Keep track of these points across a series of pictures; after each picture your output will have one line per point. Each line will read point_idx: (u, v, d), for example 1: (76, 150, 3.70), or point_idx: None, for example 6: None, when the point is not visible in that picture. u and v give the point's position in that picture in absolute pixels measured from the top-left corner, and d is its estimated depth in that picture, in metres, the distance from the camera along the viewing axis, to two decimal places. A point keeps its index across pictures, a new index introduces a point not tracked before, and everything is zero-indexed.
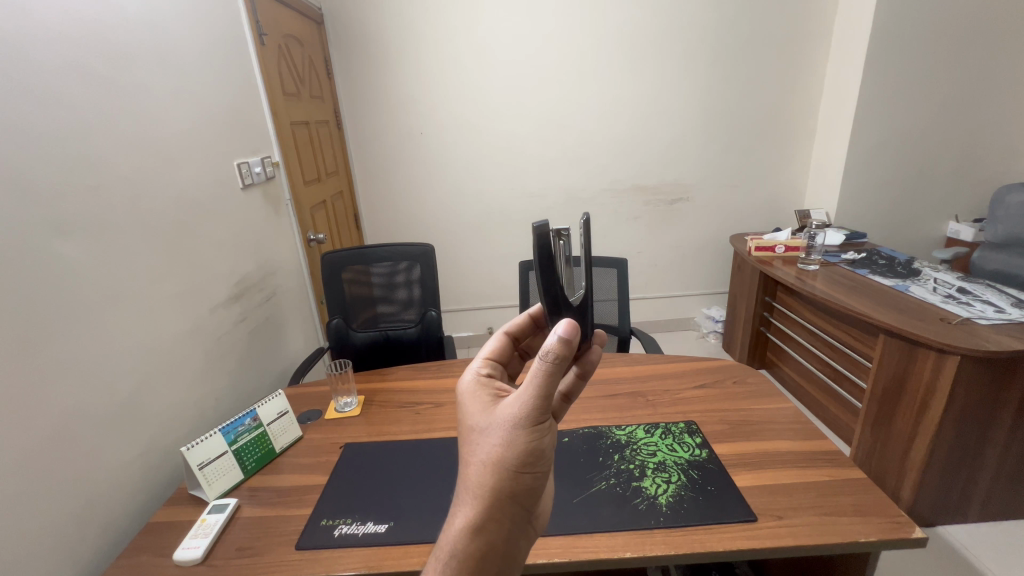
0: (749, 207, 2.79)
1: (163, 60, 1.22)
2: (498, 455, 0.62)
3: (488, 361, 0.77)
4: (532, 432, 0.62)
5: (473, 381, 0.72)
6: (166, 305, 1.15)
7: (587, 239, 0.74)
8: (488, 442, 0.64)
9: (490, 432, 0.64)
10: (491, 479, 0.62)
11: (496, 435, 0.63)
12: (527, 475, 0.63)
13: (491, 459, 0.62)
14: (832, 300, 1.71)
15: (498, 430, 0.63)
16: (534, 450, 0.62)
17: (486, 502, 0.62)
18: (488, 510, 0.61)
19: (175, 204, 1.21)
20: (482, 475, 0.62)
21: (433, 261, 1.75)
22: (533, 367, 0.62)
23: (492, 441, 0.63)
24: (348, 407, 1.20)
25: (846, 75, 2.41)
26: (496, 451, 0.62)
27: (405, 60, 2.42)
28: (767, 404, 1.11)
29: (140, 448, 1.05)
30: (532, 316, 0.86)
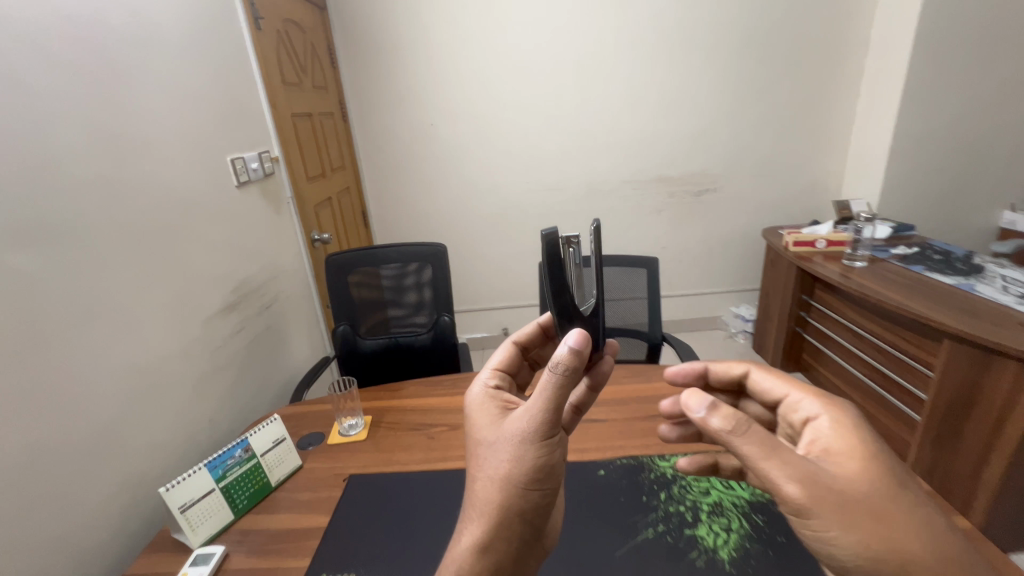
0: (782, 197, 2.60)
1: (144, 46, 1.09)
2: (506, 471, 0.58)
3: (495, 373, 0.74)
4: (541, 447, 0.59)
5: (481, 394, 0.69)
6: (152, 319, 1.03)
7: (597, 244, 0.68)
8: (495, 457, 0.60)
9: (498, 446, 0.60)
10: (499, 497, 0.58)
11: (503, 450, 0.59)
12: (538, 492, 0.59)
13: (498, 476, 0.58)
14: (888, 300, 1.54)
15: (505, 444, 0.60)
16: (545, 466, 0.58)
17: (494, 521, 0.57)
18: (496, 530, 0.57)
19: (161, 206, 1.09)
20: (488, 492, 0.58)
21: (445, 261, 1.61)
22: (542, 379, 0.59)
23: (500, 455, 0.59)
24: (354, 430, 1.08)
25: (892, 52, 2.20)
26: (504, 466, 0.59)
27: (413, 46, 2.27)
28: None
29: (118, 483, 0.93)
30: (542, 326, 0.83)
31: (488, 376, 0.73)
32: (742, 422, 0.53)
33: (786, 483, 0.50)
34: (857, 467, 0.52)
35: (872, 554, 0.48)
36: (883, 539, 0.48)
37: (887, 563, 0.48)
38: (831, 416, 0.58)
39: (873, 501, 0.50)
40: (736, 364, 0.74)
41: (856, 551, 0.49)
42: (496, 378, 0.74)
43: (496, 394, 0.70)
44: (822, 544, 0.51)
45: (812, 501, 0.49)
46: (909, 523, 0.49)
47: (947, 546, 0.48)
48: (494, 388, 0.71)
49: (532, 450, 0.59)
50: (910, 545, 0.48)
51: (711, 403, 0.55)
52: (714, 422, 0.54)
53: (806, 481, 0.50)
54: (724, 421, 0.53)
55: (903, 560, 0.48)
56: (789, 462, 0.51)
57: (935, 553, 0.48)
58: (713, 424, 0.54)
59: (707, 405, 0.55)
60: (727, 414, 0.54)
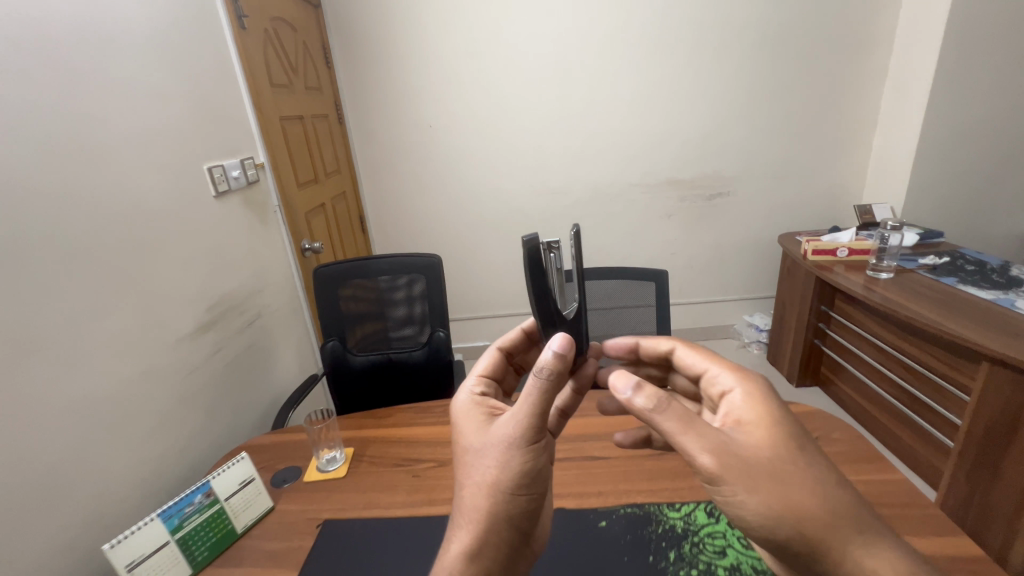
0: (799, 202, 2.47)
1: (111, 47, 1.01)
2: (494, 476, 0.60)
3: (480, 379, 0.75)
4: (527, 450, 0.61)
5: (468, 401, 0.70)
6: (113, 344, 0.95)
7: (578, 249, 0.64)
8: (483, 463, 0.61)
9: (485, 452, 0.62)
10: (488, 502, 0.60)
11: (491, 456, 0.61)
12: (525, 497, 0.61)
13: (486, 481, 0.60)
14: (916, 317, 1.42)
15: (493, 450, 0.61)
16: (531, 470, 0.61)
17: (484, 526, 0.59)
18: (486, 535, 0.59)
19: (127, 221, 1.01)
20: (477, 498, 0.60)
21: (440, 273, 1.52)
22: (527, 384, 0.61)
23: (487, 461, 0.61)
24: (333, 465, 0.99)
25: (918, 47, 2.07)
26: (492, 471, 0.60)
27: (411, 45, 2.18)
28: (868, 476, 0.85)
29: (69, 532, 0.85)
30: (525, 331, 0.83)
31: (474, 383, 0.74)
32: (663, 400, 0.58)
33: (700, 454, 0.55)
34: (762, 435, 0.58)
35: (772, 512, 0.53)
36: (783, 500, 0.53)
37: (786, 521, 0.53)
38: (743, 390, 0.63)
39: (775, 466, 0.55)
40: (663, 343, 0.78)
41: (762, 513, 0.54)
42: (481, 385, 0.75)
43: (482, 400, 0.71)
44: (734, 509, 0.55)
45: (724, 469, 0.54)
46: (803, 480, 0.55)
47: (837, 503, 0.54)
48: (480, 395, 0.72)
49: (518, 454, 0.61)
50: (806, 505, 0.53)
51: (636, 384, 0.59)
52: (639, 402, 0.58)
53: (717, 450, 0.55)
54: (647, 400, 0.58)
55: (800, 516, 0.53)
56: (704, 434, 0.56)
57: (824, 504, 0.54)
58: (638, 403, 0.58)
59: (632, 385, 0.59)
60: (651, 393, 0.58)
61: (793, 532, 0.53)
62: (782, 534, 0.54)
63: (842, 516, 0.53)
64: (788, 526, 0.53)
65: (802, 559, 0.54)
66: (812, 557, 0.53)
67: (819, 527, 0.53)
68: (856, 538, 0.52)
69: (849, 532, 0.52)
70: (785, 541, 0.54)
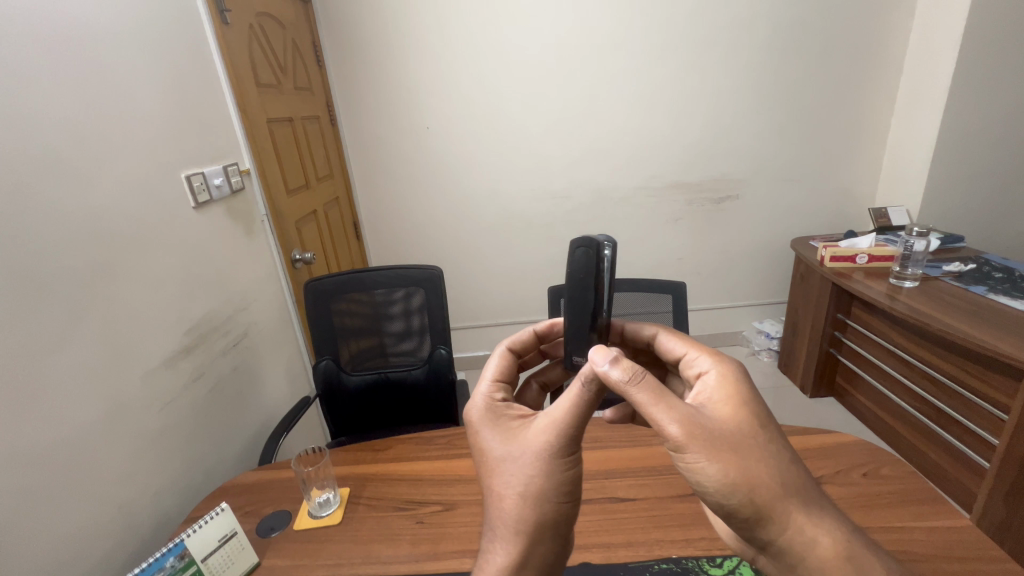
0: (810, 205, 2.39)
1: (72, 43, 0.89)
2: (536, 487, 0.54)
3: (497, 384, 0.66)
4: (571, 459, 0.56)
5: (489, 407, 0.62)
6: (73, 380, 0.85)
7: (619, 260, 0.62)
8: (523, 475, 0.55)
9: (523, 462, 0.55)
10: (531, 513, 0.54)
11: (531, 466, 0.55)
12: (569, 506, 0.56)
13: (526, 493, 0.54)
14: (948, 330, 1.33)
15: (533, 460, 0.55)
16: (575, 479, 0.56)
17: (528, 536, 0.54)
18: (533, 546, 0.54)
19: (91, 239, 0.90)
20: (518, 510, 0.54)
21: (441, 286, 1.41)
22: (569, 390, 0.56)
23: (527, 472, 0.55)
24: (326, 508, 0.88)
25: (936, 44, 1.98)
26: (535, 482, 0.54)
27: (405, 43, 2.07)
28: (929, 522, 0.76)
29: None
30: (537, 333, 0.74)
31: (492, 389, 0.65)
32: (639, 372, 0.52)
33: (666, 423, 0.50)
34: (734, 410, 0.53)
35: (733, 483, 0.49)
36: (743, 473, 0.49)
37: (743, 494, 0.49)
38: (720, 371, 0.57)
39: (741, 439, 0.51)
40: (647, 326, 0.72)
41: (720, 485, 0.49)
42: (500, 391, 0.65)
43: (504, 406, 0.63)
44: (693, 479, 0.51)
45: (689, 439, 0.50)
46: (767, 454, 0.50)
47: (795, 481, 0.49)
48: (501, 400, 0.64)
49: (561, 463, 0.55)
50: (766, 480, 0.49)
51: (614, 357, 0.53)
52: (615, 374, 0.52)
53: (685, 421, 0.50)
54: (623, 371, 0.51)
55: (758, 491, 0.49)
56: (674, 406, 0.51)
57: (787, 481, 0.49)
58: (614, 374, 0.52)
59: (612, 358, 0.53)
60: (628, 365, 0.52)
61: (746, 505, 0.49)
62: (735, 506, 0.50)
63: (799, 493, 0.49)
64: (743, 499, 0.49)
65: (750, 530, 0.51)
66: (759, 528, 0.50)
67: (774, 501, 0.48)
68: (806, 514, 0.48)
69: (801, 506, 0.49)
70: (737, 512, 0.50)
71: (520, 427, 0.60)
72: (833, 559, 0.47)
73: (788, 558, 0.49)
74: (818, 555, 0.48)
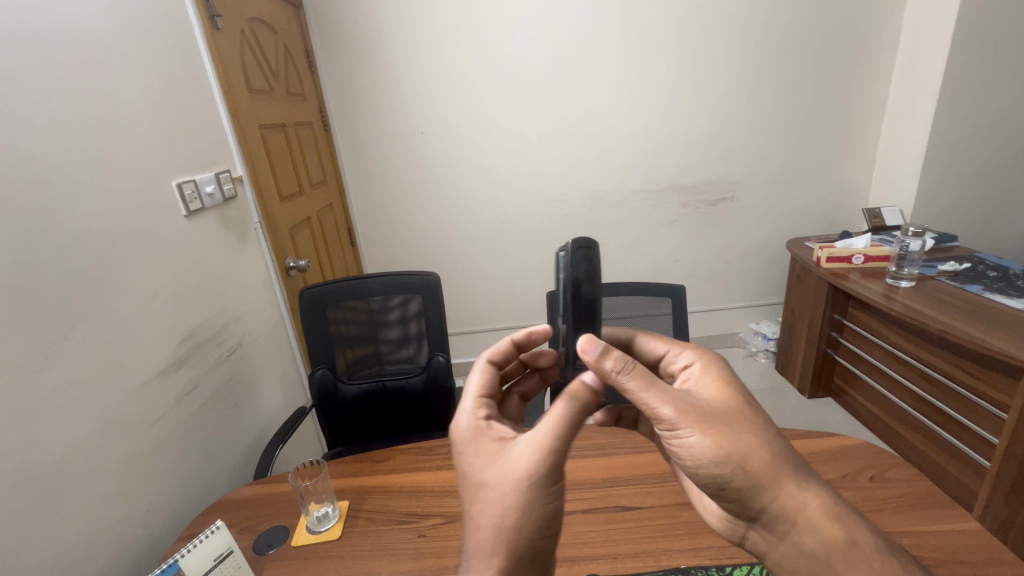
0: (804, 207, 2.41)
1: (59, 49, 0.87)
2: (514, 519, 0.52)
3: (481, 400, 0.63)
4: (552, 490, 0.53)
5: (470, 428, 0.59)
6: (63, 396, 0.82)
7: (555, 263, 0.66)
8: (501, 505, 0.53)
9: (503, 491, 0.53)
10: (507, 546, 0.52)
11: (510, 496, 0.52)
12: (546, 538, 0.54)
13: (504, 523, 0.52)
14: (947, 330, 1.33)
15: (513, 490, 0.52)
16: (554, 511, 0.54)
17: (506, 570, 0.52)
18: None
19: (78, 250, 0.87)
20: (495, 540, 0.52)
21: (439, 292, 1.39)
22: (552, 415, 0.55)
23: (506, 502, 0.52)
24: (325, 523, 0.86)
25: (926, 46, 2.00)
26: (515, 511, 0.52)
27: (398, 47, 2.06)
28: (938, 525, 0.75)
29: None
30: (516, 343, 0.71)
31: (476, 406, 0.61)
32: (630, 362, 0.56)
33: (661, 405, 0.55)
34: (718, 391, 0.58)
35: (726, 457, 0.53)
36: (735, 444, 0.53)
37: (736, 465, 0.53)
38: (702, 360, 0.63)
39: (730, 415, 0.56)
40: (621, 332, 0.72)
41: (715, 457, 0.54)
42: (484, 409, 0.62)
43: (487, 426, 0.59)
44: (688, 457, 0.55)
45: (683, 417, 0.55)
46: (754, 428, 0.55)
47: (780, 448, 0.55)
48: (484, 418, 0.60)
49: (540, 494, 0.53)
50: (754, 448, 0.54)
51: (605, 347, 0.58)
52: (607, 364, 0.57)
53: (677, 401, 0.55)
54: (615, 362, 0.56)
55: (749, 459, 0.53)
56: (665, 390, 0.56)
57: (773, 451, 0.54)
58: (607, 366, 0.57)
59: (599, 348, 0.57)
60: (618, 355, 0.57)
61: (739, 474, 0.54)
62: (730, 477, 0.54)
63: (787, 462, 0.54)
64: (736, 468, 0.53)
65: (744, 500, 0.55)
66: (755, 497, 0.54)
67: (764, 468, 0.53)
68: (795, 480, 0.54)
69: (789, 474, 0.54)
70: (731, 483, 0.54)
71: (501, 450, 0.56)
72: (819, 515, 0.53)
73: (779, 522, 0.55)
74: (807, 514, 0.53)
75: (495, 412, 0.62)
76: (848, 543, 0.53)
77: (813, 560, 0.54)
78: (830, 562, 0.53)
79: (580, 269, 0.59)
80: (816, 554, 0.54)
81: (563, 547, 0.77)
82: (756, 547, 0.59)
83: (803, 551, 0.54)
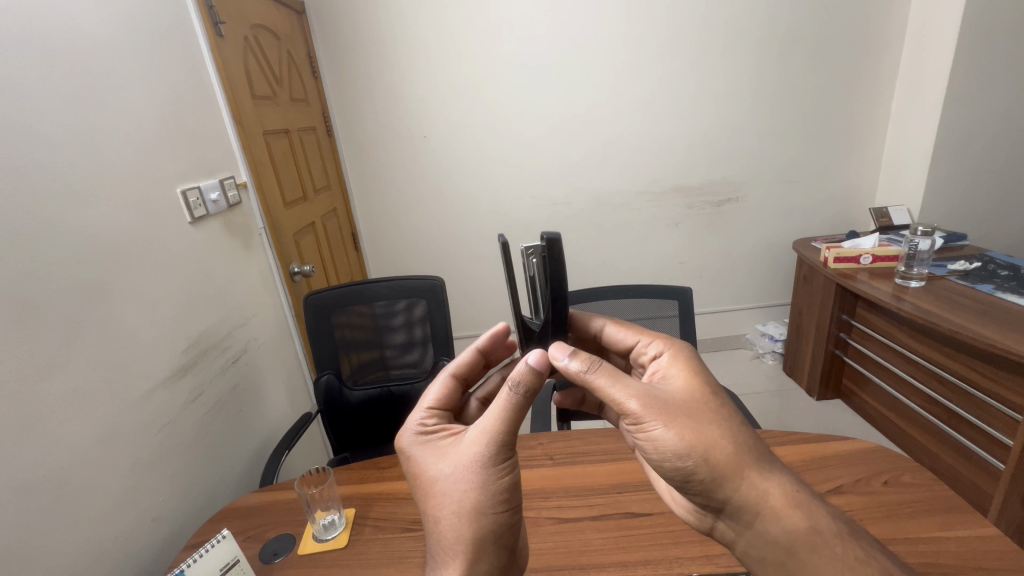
0: (810, 207, 2.39)
1: (63, 58, 0.87)
2: (472, 500, 0.56)
3: (432, 410, 0.69)
4: (504, 466, 0.58)
5: (422, 433, 0.64)
6: (68, 405, 0.82)
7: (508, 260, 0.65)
8: (454, 491, 0.57)
9: (456, 478, 0.57)
10: (471, 526, 0.56)
11: (465, 481, 0.57)
12: (507, 514, 0.58)
13: (464, 507, 0.56)
14: (960, 331, 1.31)
15: (466, 474, 0.57)
16: (511, 486, 0.58)
17: (469, 549, 0.56)
18: (479, 556, 0.56)
19: (83, 260, 0.87)
20: (457, 524, 0.56)
21: (443, 296, 1.38)
22: (499, 401, 0.58)
23: (463, 488, 0.57)
24: (332, 531, 0.85)
25: (932, 43, 1.99)
26: (468, 495, 0.56)
27: (401, 50, 2.06)
28: (954, 531, 0.74)
29: None
30: (480, 351, 0.75)
31: (423, 416, 0.67)
32: (595, 361, 0.60)
33: (627, 400, 0.57)
34: (685, 382, 0.61)
35: (689, 447, 0.55)
36: (697, 435, 0.56)
37: (699, 456, 0.55)
38: (670, 352, 0.66)
39: (694, 406, 0.58)
40: (592, 320, 0.79)
41: (677, 449, 0.56)
42: (433, 417, 0.68)
43: (436, 429, 0.65)
44: (654, 450, 0.57)
45: (647, 410, 0.57)
46: (718, 419, 0.57)
47: (743, 438, 0.56)
48: (434, 424, 0.66)
49: (494, 473, 0.57)
50: (718, 439, 0.56)
51: (571, 351, 0.61)
52: (574, 366, 0.60)
53: (642, 395, 0.58)
54: (582, 363, 0.59)
55: (711, 450, 0.55)
56: (631, 384, 0.58)
57: (736, 441, 0.56)
58: (574, 367, 0.60)
59: (569, 352, 0.61)
60: (584, 356, 0.60)
61: (702, 465, 0.56)
62: (693, 468, 0.56)
63: (750, 453, 0.56)
64: (699, 460, 0.55)
65: (708, 491, 0.57)
66: (717, 488, 0.56)
67: (725, 458, 0.55)
68: (756, 468, 0.55)
69: (753, 464, 0.56)
70: (696, 474, 0.56)
71: (453, 445, 0.61)
72: (781, 504, 0.55)
73: (744, 513, 0.56)
74: (769, 503, 0.55)
75: (446, 419, 0.68)
76: (812, 531, 0.54)
77: (779, 549, 0.55)
78: (795, 549, 0.54)
79: (561, 265, 0.61)
80: (780, 542, 0.55)
81: (571, 555, 0.76)
82: (724, 536, 0.61)
83: (769, 540, 0.56)
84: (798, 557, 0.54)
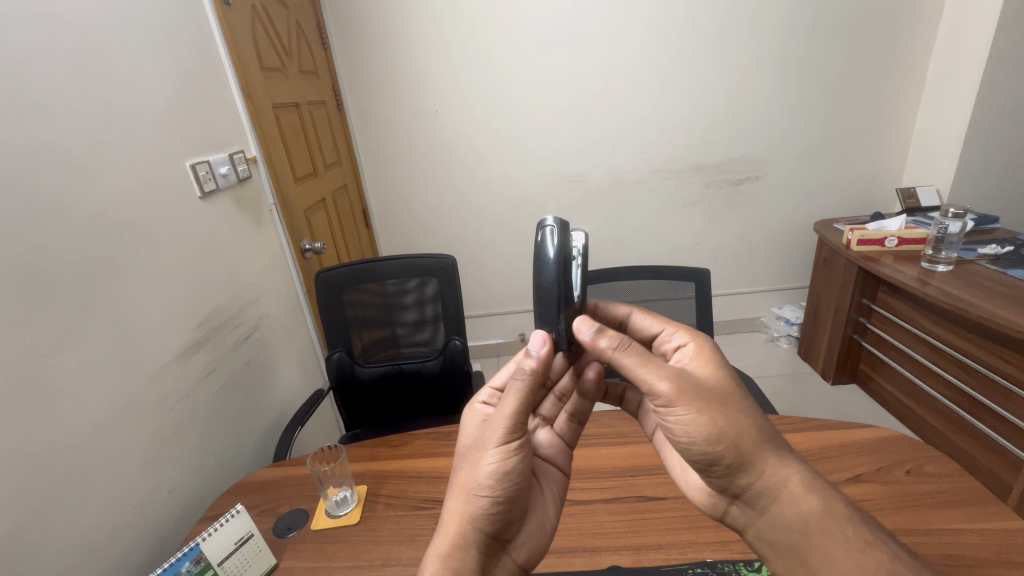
0: (833, 187, 2.31)
1: (70, 28, 0.85)
2: (467, 478, 0.57)
3: (496, 389, 0.70)
4: (502, 453, 0.57)
5: (472, 412, 0.67)
6: (80, 381, 0.82)
7: None
8: (459, 468, 0.59)
9: (465, 454, 0.59)
10: (461, 504, 0.56)
11: (469, 456, 0.58)
12: (498, 501, 0.56)
13: (461, 481, 0.57)
14: (987, 315, 1.26)
15: (471, 450, 0.58)
16: (501, 474, 0.56)
17: (455, 527, 0.56)
18: (463, 536, 0.55)
19: (94, 234, 0.86)
20: (453, 498, 0.57)
21: (455, 275, 1.36)
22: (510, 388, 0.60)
23: (465, 463, 0.58)
24: (344, 508, 0.85)
25: (974, 13, 1.88)
26: (466, 472, 0.57)
27: (411, 20, 2.00)
28: (981, 524, 0.72)
29: None
30: None
31: (488, 394, 0.69)
32: (624, 340, 0.58)
33: (658, 381, 0.55)
34: (710, 372, 0.60)
35: (717, 431, 0.54)
36: (727, 421, 0.54)
37: (726, 441, 0.54)
38: (694, 343, 0.65)
39: (722, 393, 0.56)
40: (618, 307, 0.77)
41: (707, 433, 0.54)
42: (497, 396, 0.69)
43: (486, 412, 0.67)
44: (682, 433, 0.56)
45: (679, 392, 0.55)
46: (744, 407, 0.55)
47: (766, 426, 0.55)
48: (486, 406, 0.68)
49: (489, 457, 0.57)
50: (745, 428, 0.54)
51: (599, 327, 0.59)
52: (602, 343, 0.58)
53: (673, 377, 0.55)
54: (611, 340, 0.57)
55: (738, 435, 0.54)
56: (663, 365, 0.56)
57: (761, 427, 0.55)
58: (601, 344, 0.58)
59: (595, 326, 0.60)
60: (612, 334, 0.58)
61: (730, 450, 0.54)
62: (719, 453, 0.54)
63: (772, 440, 0.55)
64: (727, 445, 0.54)
65: (731, 475, 0.56)
66: (740, 473, 0.55)
67: (753, 444, 0.54)
68: (776, 455, 0.54)
69: (775, 451, 0.54)
70: (720, 458, 0.55)
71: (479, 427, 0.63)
72: (799, 490, 0.53)
73: (761, 497, 0.55)
74: (788, 488, 0.53)
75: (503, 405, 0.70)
76: (826, 516, 0.53)
77: (793, 531, 0.54)
78: (809, 532, 0.53)
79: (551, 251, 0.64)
80: (795, 527, 0.53)
81: (584, 538, 0.75)
82: (736, 521, 0.59)
83: (784, 524, 0.54)
84: (810, 541, 0.53)
